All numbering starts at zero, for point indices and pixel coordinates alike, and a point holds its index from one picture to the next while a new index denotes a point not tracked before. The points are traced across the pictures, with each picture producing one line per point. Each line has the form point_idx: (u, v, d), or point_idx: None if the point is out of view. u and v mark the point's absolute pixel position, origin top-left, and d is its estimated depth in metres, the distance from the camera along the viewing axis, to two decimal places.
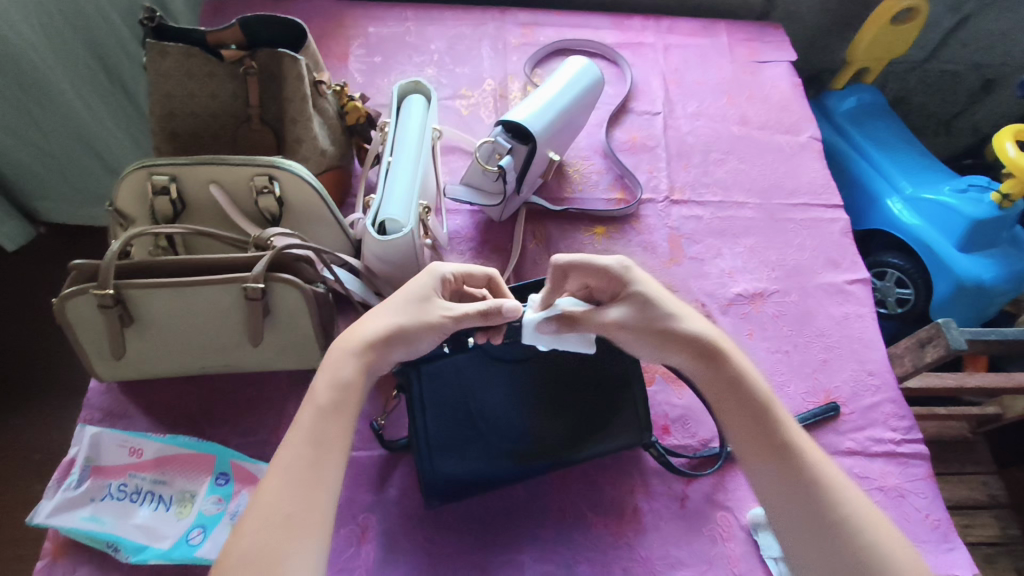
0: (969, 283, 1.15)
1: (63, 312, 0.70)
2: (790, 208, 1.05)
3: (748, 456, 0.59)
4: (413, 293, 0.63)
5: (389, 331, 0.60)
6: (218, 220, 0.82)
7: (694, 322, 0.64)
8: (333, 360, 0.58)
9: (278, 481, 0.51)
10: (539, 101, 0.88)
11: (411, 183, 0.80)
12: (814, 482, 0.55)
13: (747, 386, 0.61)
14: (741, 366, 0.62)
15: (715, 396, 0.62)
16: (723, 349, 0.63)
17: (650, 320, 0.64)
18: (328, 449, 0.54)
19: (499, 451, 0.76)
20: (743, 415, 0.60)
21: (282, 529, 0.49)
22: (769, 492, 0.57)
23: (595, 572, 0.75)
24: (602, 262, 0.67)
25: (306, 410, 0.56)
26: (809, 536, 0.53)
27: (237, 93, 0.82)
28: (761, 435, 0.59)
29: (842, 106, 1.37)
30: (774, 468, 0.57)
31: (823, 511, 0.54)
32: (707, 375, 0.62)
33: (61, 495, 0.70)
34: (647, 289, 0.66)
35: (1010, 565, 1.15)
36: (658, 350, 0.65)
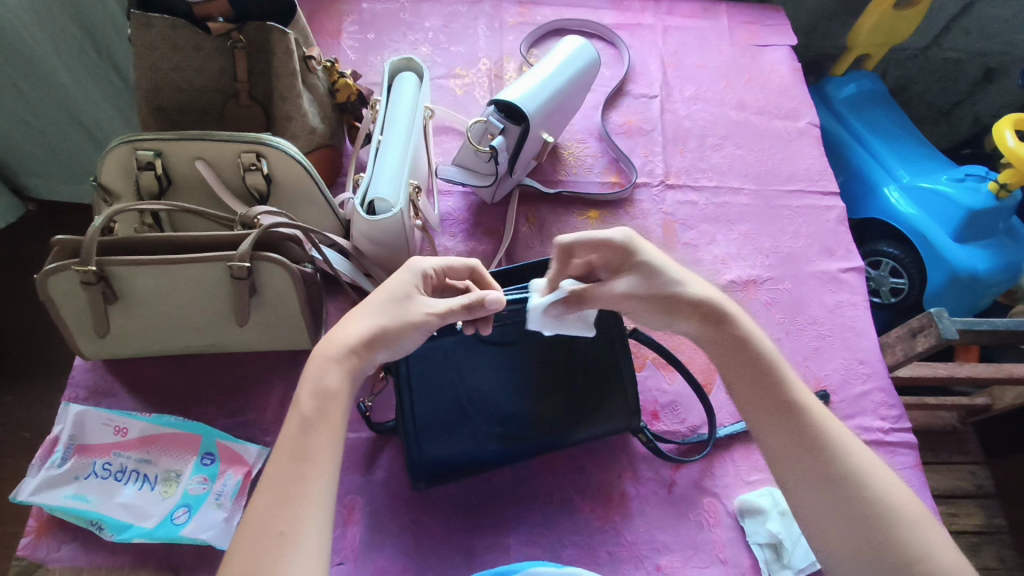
0: (963, 274, 1.15)
1: (45, 289, 0.69)
2: (786, 195, 1.04)
3: (757, 418, 0.58)
4: (393, 291, 0.60)
5: (371, 332, 0.57)
6: (206, 198, 0.81)
7: (696, 284, 0.63)
8: (314, 369, 0.55)
9: (268, 498, 0.48)
10: (533, 81, 0.86)
11: (401, 162, 0.79)
12: (824, 443, 0.55)
13: (753, 346, 0.60)
14: (747, 325, 0.61)
15: (720, 357, 0.61)
16: (728, 309, 0.61)
17: (657, 286, 0.63)
18: (314, 459, 0.51)
19: (488, 435, 0.75)
20: (750, 377, 0.59)
21: (276, 546, 0.46)
22: (779, 457, 0.56)
23: (581, 556, 0.75)
24: (604, 235, 0.65)
25: (291, 421, 0.53)
26: (823, 499, 0.53)
27: (224, 67, 0.80)
28: (768, 399, 0.58)
29: (842, 93, 1.35)
30: (784, 431, 0.56)
31: (834, 473, 0.54)
32: (714, 336, 0.61)
33: (44, 473, 0.70)
34: (652, 259, 0.64)
35: (994, 553, 1.16)
36: (663, 316, 0.63)
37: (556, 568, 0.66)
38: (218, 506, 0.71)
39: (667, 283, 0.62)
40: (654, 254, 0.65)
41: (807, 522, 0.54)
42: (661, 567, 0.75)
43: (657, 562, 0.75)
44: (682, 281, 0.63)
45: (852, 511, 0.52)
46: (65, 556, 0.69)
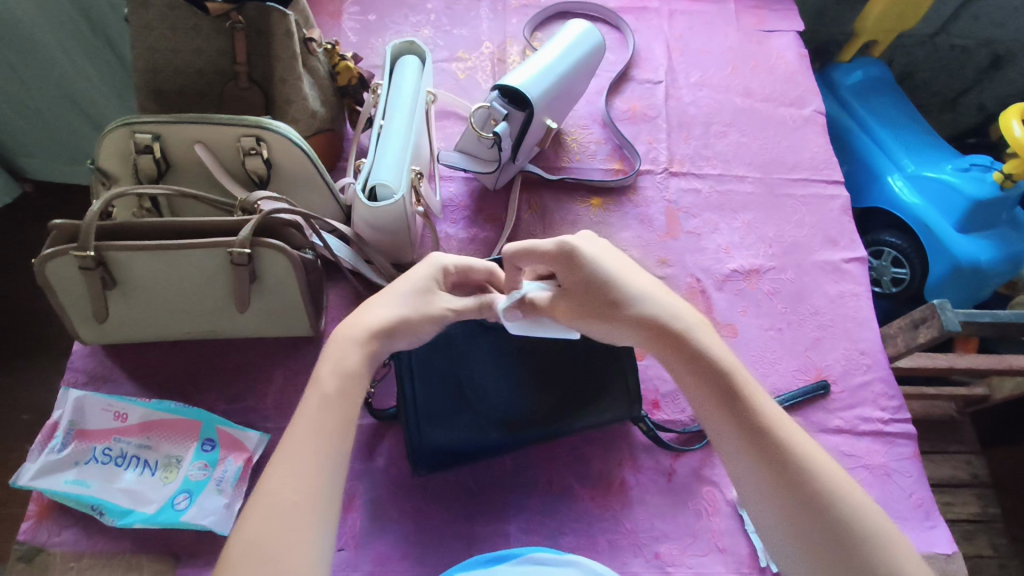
0: (965, 265, 1.14)
1: (42, 274, 0.68)
2: (790, 183, 1.03)
3: (719, 436, 0.56)
4: (416, 284, 0.61)
5: (391, 321, 0.58)
6: (205, 183, 0.80)
7: (646, 296, 0.61)
8: (335, 350, 0.56)
9: (287, 471, 0.49)
10: (538, 65, 0.85)
11: (403, 148, 0.78)
12: (787, 461, 0.53)
13: (708, 362, 0.58)
14: (703, 340, 0.59)
15: (679, 376, 0.59)
16: (679, 326, 0.60)
17: (599, 302, 0.61)
18: (334, 437, 0.52)
19: (488, 421, 0.75)
20: (710, 394, 0.57)
21: (292, 515, 0.47)
22: (740, 476, 0.54)
23: (581, 543, 0.75)
24: (545, 246, 0.62)
25: (309, 398, 0.54)
26: (789, 517, 0.51)
27: (223, 48, 0.79)
28: (730, 416, 0.56)
29: (848, 80, 1.34)
30: (739, 448, 0.54)
31: (798, 489, 0.51)
32: (669, 355, 0.59)
33: (44, 458, 0.70)
34: (596, 267, 0.62)
35: (988, 541, 1.18)
36: (611, 332, 0.62)
37: (553, 554, 0.66)
38: (218, 491, 0.71)
39: (613, 296, 0.61)
40: (600, 263, 0.62)
41: (773, 542, 0.52)
42: (659, 555, 0.75)
43: (656, 550, 0.76)
44: (632, 294, 0.61)
45: (818, 531, 0.50)
46: (67, 540, 0.69)
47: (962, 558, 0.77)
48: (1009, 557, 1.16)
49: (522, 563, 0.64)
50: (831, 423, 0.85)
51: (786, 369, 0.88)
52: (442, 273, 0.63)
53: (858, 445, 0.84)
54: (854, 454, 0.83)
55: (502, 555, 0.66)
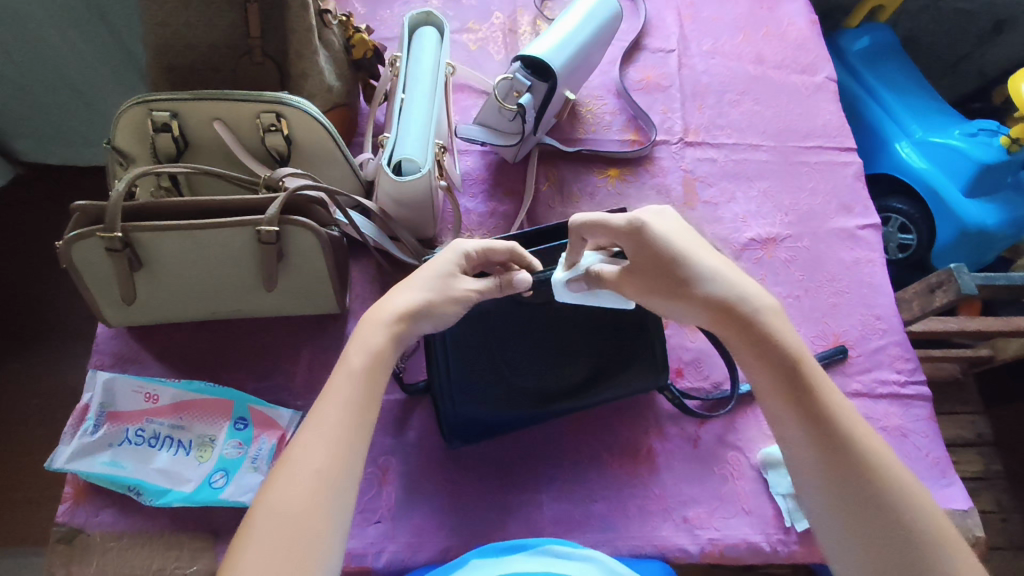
0: (972, 229, 1.15)
1: (68, 256, 0.67)
2: (804, 151, 1.03)
3: (780, 416, 0.54)
4: (438, 268, 0.60)
5: (414, 304, 0.58)
6: (224, 161, 0.79)
7: (717, 277, 0.58)
8: (363, 330, 0.56)
9: (310, 440, 0.49)
10: (558, 35, 0.85)
11: (426, 122, 0.78)
12: (849, 451, 0.51)
13: (778, 347, 0.55)
14: (777, 328, 0.56)
15: (746, 359, 0.56)
16: (751, 311, 0.56)
17: (666, 277, 0.59)
18: (360, 412, 0.52)
19: (519, 394, 0.77)
20: (778, 379, 0.55)
21: (312, 486, 0.47)
22: (799, 458, 0.53)
23: (612, 510, 0.77)
24: (619, 222, 0.60)
25: (336, 374, 0.54)
26: (846, 508, 0.50)
27: (236, 22, 0.77)
28: (798, 403, 0.54)
29: (856, 46, 1.33)
30: (802, 429, 0.53)
31: (858, 478, 0.50)
32: (737, 337, 0.57)
33: (78, 441, 0.70)
34: (664, 245, 0.58)
35: (992, 497, 1.21)
36: (672, 309, 0.60)
37: (569, 547, 0.63)
38: (255, 469, 0.72)
39: (681, 274, 0.58)
40: (665, 239, 0.59)
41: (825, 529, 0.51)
42: (688, 519, 0.77)
43: (684, 514, 0.77)
44: (702, 272, 0.58)
45: (873, 523, 0.48)
46: (105, 521, 0.70)
47: (977, 514, 0.80)
48: (1012, 511, 1.21)
49: (538, 555, 0.61)
50: (849, 386, 0.86)
51: (804, 335, 0.89)
52: (465, 258, 0.63)
53: (876, 407, 0.86)
54: (872, 417, 0.85)
55: (520, 544, 0.63)
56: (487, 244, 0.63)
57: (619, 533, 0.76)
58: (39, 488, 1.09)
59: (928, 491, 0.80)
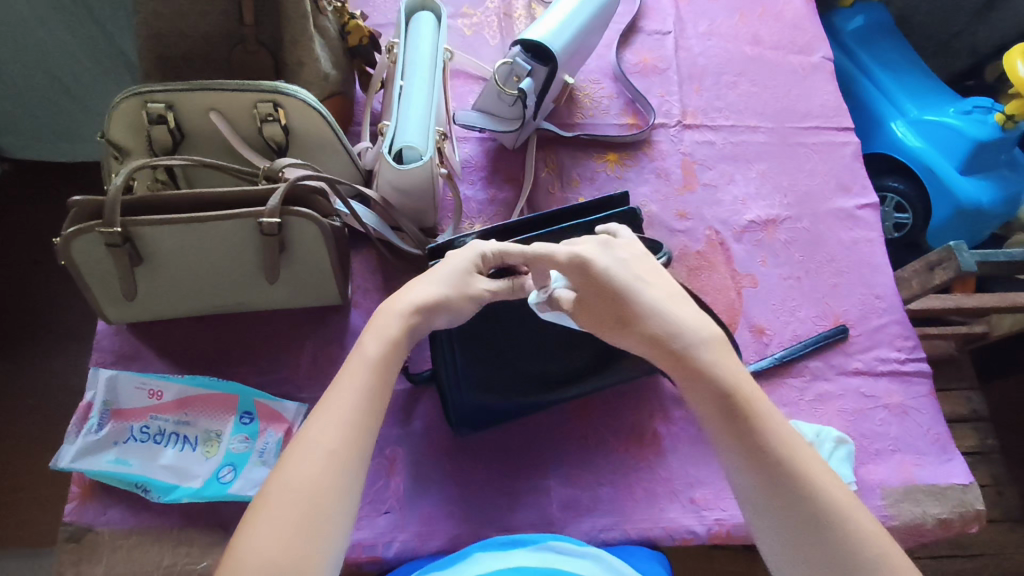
0: (968, 207, 1.16)
1: (67, 253, 0.66)
2: (802, 131, 1.03)
3: (722, 448, 0.52)
4: (456, 264, 0.59)
5: (430, 299, 0.56)
6: (221, 152, 0.78)
7: (657, 310, 0.56)
8: (378, 318, 0.55)
9: (323, 423, 0.49)
10: (557, 18, 0.84)
11: (427, 109, 0.78)
12: (792, 482, 0.50)
13: (713, 383, 0.53)
14: (710, 360, 0.54)
15: (688, 393, 0.55)
16: (683, 346, 0.54)
17: (612, 310, 0.57)
18: (374, 397, 0.51)
19: (525, 381, 0.77)
20: (717, 415, 0.53)
21: (324, 468, 0.47)
22: (744, 489, 0.51)
23: (620, 493, 0.77)
24: (563, 254, 0.58)
25: (351, 360, 0.53)
26: (796, 545, 0.48)
27: (229, 9, 0.75)
28: (740, 438, 0.52)
29: (850, 25, 1.33)
30: (744, 461, 0.51)
31: (802, 509, 0.49)
32: (676, 372, 0.55)
33: (83, 439, 0.69)
34: (613, 279, 0.57)
35: (986, 471, 1.23)
36: (617, 340, 0.58)
37: (573, 544, 0.63)
38: (262, 463, 0.71)
39: (627, 309, 0.56)
40: (613, 273, 0.57)
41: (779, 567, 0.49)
42: (695, 500, 0.78)
43: (691, 495, 0.78)
44: (644, 306, 0.56)
45: (823, 558, 0.47)
46: (113, 518, 0.69)
47: (977, 488, 0.81)
48: (1006, 484, 1.23)
49: (540, 550, 0.61)
50: (851, 365, 0.87)
51: (805, 316, 0.90)
52: (482, 257, 0.61)
53: (878, 385, 0.86)
54: (873, 395, 0.85)
55: (520, 539, 0.63)
56: (506, 245, 0.62)
57: (627, 516, 0.76)
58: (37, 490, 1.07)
59: (929, 467, 0.82)
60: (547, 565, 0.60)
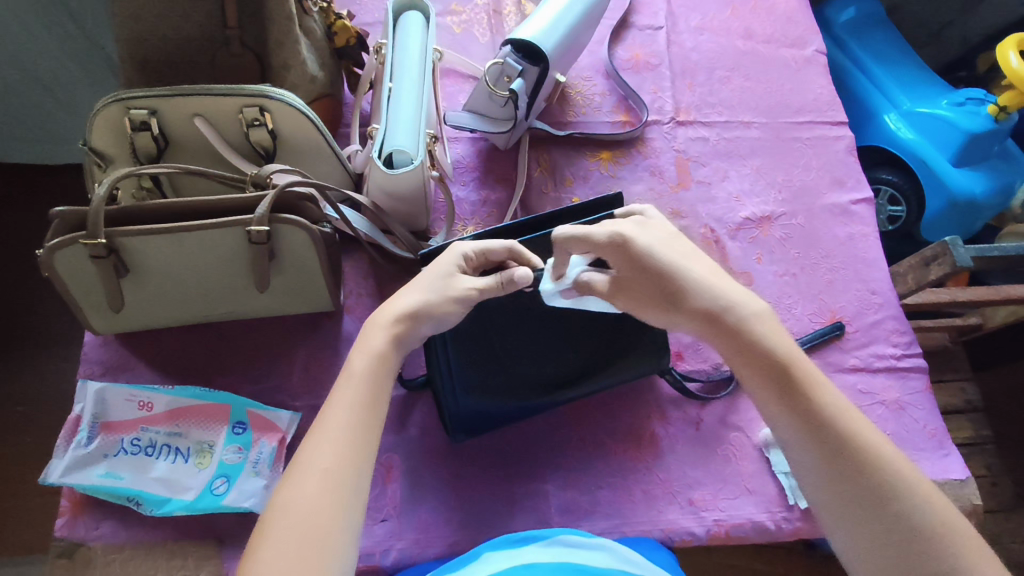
0: (962, 199, 1.15)
1: (50, 265, 0.65)
2: (796, 126, 1.02)
3: (776, 424, 0.53)
4: (438, 269, 0.59)
5: (413, 306, 0.56)
6: (207, 158, 0.76)
7: (702, 286, 0.56)
8: (364, 333, 0.55)
9: (317, 441, 0.48)
10: (548, 16, 0.83)
11: (416, 111, 0.76)
12: (848, 452, 0.49)
13: (765, 353, 0.54)
14: (761, 332, 0.54)
15: (740, 367, 0.55)
16: (735, 318, 0.55)
17: (655, 288, 0.58)
18: (368, 409, 0.51)
19: (523, 385, 0.76)
20: (769, 385, 0.53)
21: (324, 485, 0.46)
22: (801, 464, 0.51)
23: (618, 496, 0.77)
24: (602, 233, 0.59)
25: (342, 377, 0.53)
26: (852, 508, 0.48)
27: (211, 11, 0.73)
28: (791, 405, 0.52)
29: (841, 17, 1.32)
30: (800, 436, 0.51)
31: (864, 479, 0.48)
32: (726, 347, 0.56)
33: (72, 454, 0.68)
34: (657, 254, 0.57)
35: (982, 462, 1.23)
36: (666, 319, 0.58)
37: (584, 538, 0.61)
38: (256, 473, 0.70)
39: (671, 286, 0.57)
40: (659, 250, 0.58)
41: (834, 532, 0.49)
42: (693, 501, 0.78)
43: (690, 496, 0.78)
44: (689, 282, 0.56)
45: (882, 525, 0.47)
46: (105, 533, 0.68)
47: (974, 482, 0.81)
48: (1000, 474, 1.23)
49: (551, 545, 0.60)
50: (848, 362, 0.87)
51: (801, 313, 0.89)
52: (464, 259, 0.61)
53: (874, 381, 0.86)
54: (869, 391, 0.85)
55: (532, 535, 0.62)
56: (486, 244, 0.62)
57: (626, 519, 0.76)
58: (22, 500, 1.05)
59: (926, 462, 0.81)
60: (558, 559, 0.58)
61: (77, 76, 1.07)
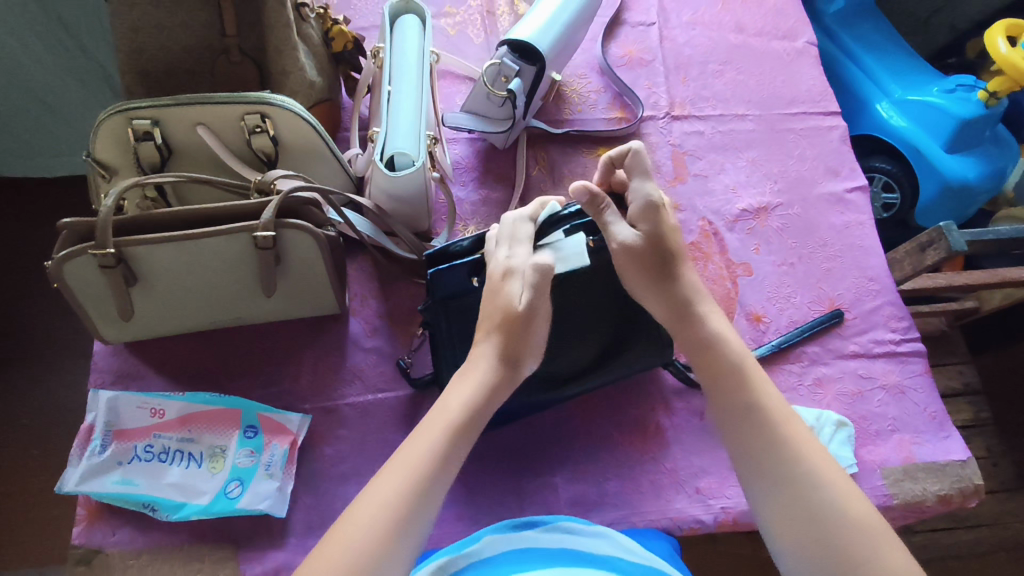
0: (955, 184, 1.16)
1: (59, 276, 0.65)
2: (790, 117, 1.04)
3: (719, 407, 0.56)
4: (509, 314, 0.58)
5: (493, 355, 0.57)
6: (210, 166, 0.77)
7: (688, 283, 0.62)
8: (454, 387, 0.56)
9: (397, 468, 0.49)
10: (541, 17, 0.85)
11: (416, 115, 0.78)
12: (779, 442, 0.53)
13: (720, 351, 0.58)
14: (719, 329, 0.59)
15: (691, 362, 0.60)
16: (700, 312, 0.60)
17: (655, 261, 0.62)
18: (450, 453, 0.51)
19: (531, 382, 0.76)
20: (718, 374, 0.57)
21: (388, 530, 0.45)
22: (735, 446, 0.54)
23: (625, 487, 0.78)
24: (644, 190, 0.62)
25: (436, 417, 0.53)
26: (772, 488, 0.51)
27: (210, 20, 0.74)
28: (729, 396, 0.56)
29: (831, 8, 1.33)
30: (737, 421, 0.55)
31: (789, 464, 0.52)
32: (687, 338, 0.60)
33: (87, 462, 0.69)
34: (668, 238, 0.62)
35: (982, 444, 1.24)
36: (644, 290, 0.63)
37: (584, 524, 0.62)
38: (269, 476, 0.71)
39: (668, 267, 0.62)
40: (669, 229, 0.63)
41: (761, 514, 0.52)
42: (700, 490, 0.79)
43: (697, 485, 0.79)
44: (679, 274, 0.62)
45: (803, 509, 0.50)
46: (123, 539, 0.69)
47: (975, 463, 0.83)
48: (1001, 455, 1.25)
49: (550, 530, 0.61)
50: (847, 348, 0.88)
51: (801, 302, 0.90)
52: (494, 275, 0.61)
53: (874, 367, 0.87)
54: (870, 376, 0.87)
55: (530, 521, 0.63)
56: (512, 257, 0.61)
57: (635, 509, 0.77)
58: (24, 512, 1.04)
59: (927, 444, 0.83)
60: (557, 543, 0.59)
61: (73, 89, 1.07)
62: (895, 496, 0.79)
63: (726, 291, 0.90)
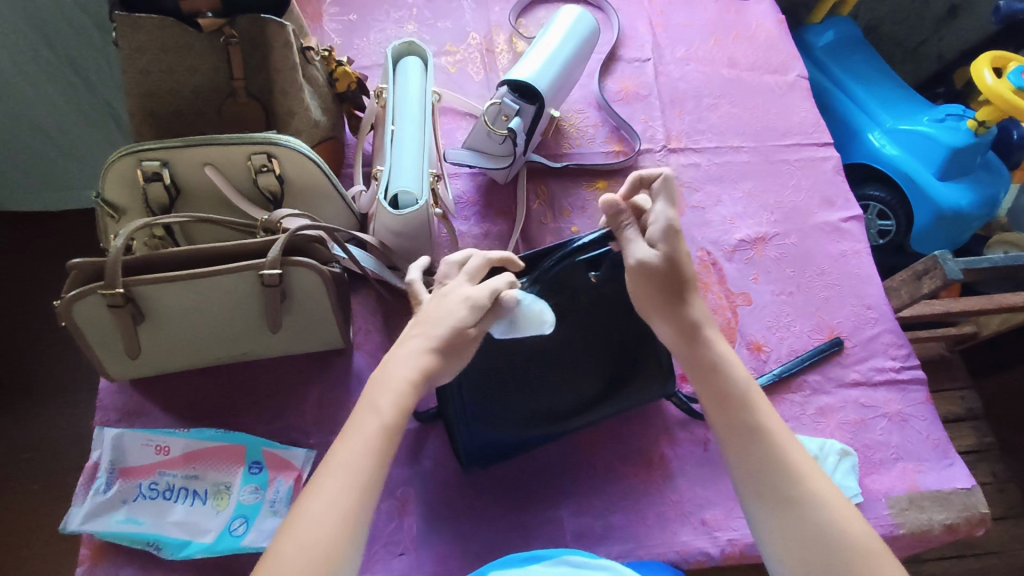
0: (948, 211, 1.18)
1: (68, 316, 0.66)
2: (784, 148, 1.06)
3: (724, 430, 0.57)
4: (449, 329, 0.56)
5: (431, 348, 0.55)
6: (217, 206, 0.79)
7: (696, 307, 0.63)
8: (380, 378, 0.54)
9: (334, 480, 0.49)
10: (540, 56, 0.87)
11: (419, 153, 0.80)
12: (784, 465, 0.54)
13: (724, 377, 0.59)
14: (725, 353, 0.61)
15: (696, 384, 0.61)
16: (707, 336, 0.61)
17: (671, 283, 0.62)
18: (379, 454, 0.51)
19: (533, 416, 0.76)
20: (723, 396, 0.58)
21: (345, 529, 0.47)
22: (740, 466, 0.55)
23: (630, 519, 0.78)
24: (667, 212, 0.64)
25: (368, 415, 0.52)
26: (774, 511, 0.52)
27: (218, 65, 0.77)
28: (735, 419, 0.57)
29: (820, 41, 1.36)
30: (742, 442, 0.56)
31: (792, 487, 0.53)
32: (692, 361, 0.61)
33: (91, 501, 0.69)
34: (682, 262, 0.63)
35: (988, 469, 1.24)
36: (653, 313, 0.63)
37: (586, 557, 0.62)
38: (274, 512, 0.71)
39: (678, 291, 0.62)
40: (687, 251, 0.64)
41: (763, 536, 0.53)
42: (706, 521, 0.79)
43: (702, 517, 0.79)
44: (688, 298, 0.62)
45: (802, 530, 0.51)
46: None
47: (980, 490, 0.83)
48: (1007, 480, 1.24)
49: (557, 564, 0.61)
50: (848, 376, 0.89)
51: (800, 330, 0.91)
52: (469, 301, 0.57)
53: (876, 395, 0.88)
54: (872, 405, 0.87)
55: (538, 554, 0.63)
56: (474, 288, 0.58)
57: (641, 542, 0.76)
58: (22, 551, 1.03)
59: (931, 472, 0.83)
60: None
61: (81, 129, 1.09)
62: (902, 525, 0.78)
63: (726, 320, 0.91)
